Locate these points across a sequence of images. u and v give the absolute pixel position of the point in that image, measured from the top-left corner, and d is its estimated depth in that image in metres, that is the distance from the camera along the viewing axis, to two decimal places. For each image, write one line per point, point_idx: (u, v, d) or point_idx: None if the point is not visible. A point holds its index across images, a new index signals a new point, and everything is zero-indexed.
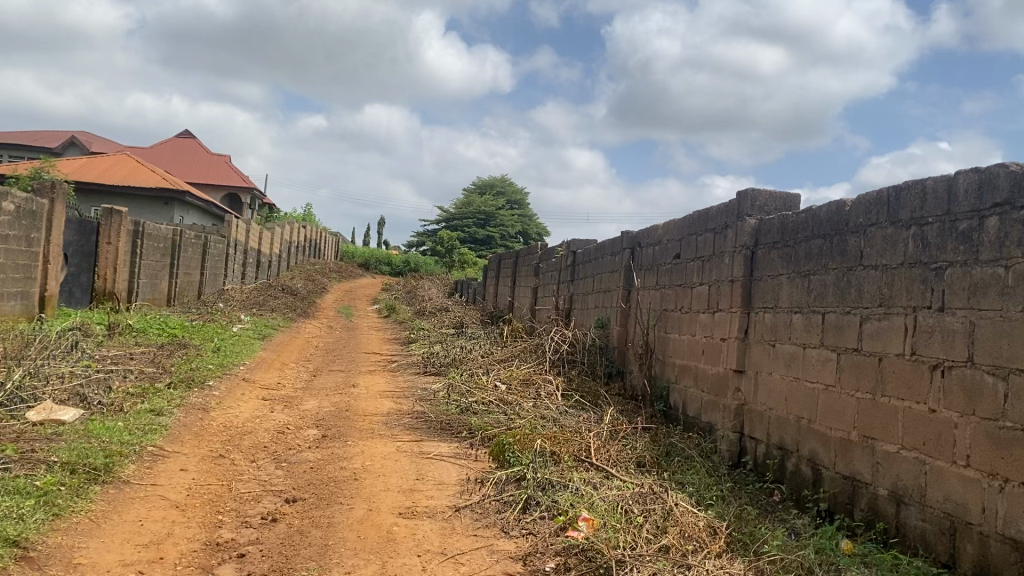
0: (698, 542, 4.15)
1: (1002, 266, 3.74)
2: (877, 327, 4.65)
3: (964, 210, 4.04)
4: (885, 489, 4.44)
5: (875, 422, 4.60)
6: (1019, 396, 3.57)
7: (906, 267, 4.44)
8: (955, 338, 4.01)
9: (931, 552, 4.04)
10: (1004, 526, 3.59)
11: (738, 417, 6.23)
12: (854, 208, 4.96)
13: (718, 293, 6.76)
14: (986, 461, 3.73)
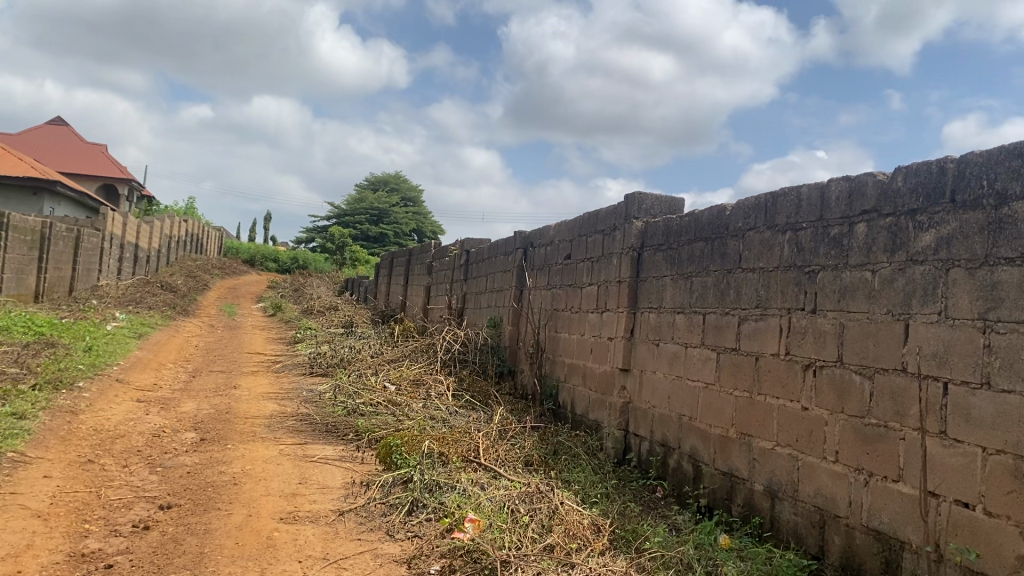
0: (582, 541, 4.19)
1: (869, 270, 3.92)
2: (754, 327, 4.81)
3: (835, 216, 4.22)
4: (761, 485, 4.60)
5: (752, 419, 4.76)
6: (883, 394, 3.75)
7: (781, 270, 4.61)
8: (825, 339, 4.19)
9: (802, 544, 4.21)
10: (869, 518, 3.76)
11: (624, 415, 6.35)
12: (734, 212, 5.12)
13: (606, 293, 6.87)
14: (853, 456, 3.91)
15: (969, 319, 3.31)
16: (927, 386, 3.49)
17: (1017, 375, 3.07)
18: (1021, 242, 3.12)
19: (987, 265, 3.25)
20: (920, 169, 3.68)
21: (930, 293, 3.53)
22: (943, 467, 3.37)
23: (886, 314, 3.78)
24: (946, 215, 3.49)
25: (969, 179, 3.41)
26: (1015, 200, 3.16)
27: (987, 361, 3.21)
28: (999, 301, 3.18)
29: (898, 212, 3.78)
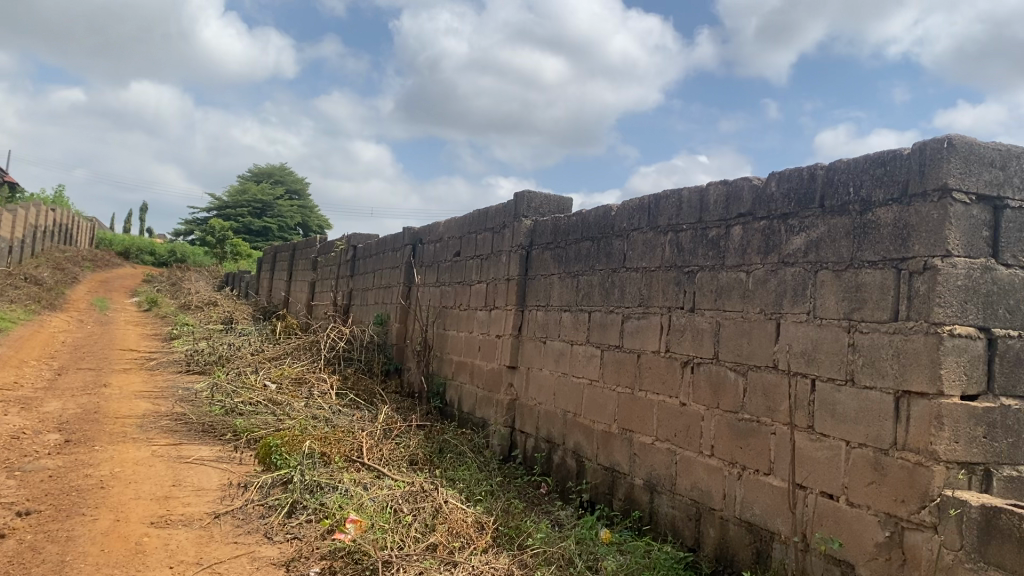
0: (465, 539, 4.18)
1: (744, 271, 4.06)
2: (636, 325, 4.92)
3: (714, 218, 4.35)
4: (641, 479, 4.71)
5: (633, 415, 4.86)
6: (756, 390, 3.89)
7: (663, 269, 4.73)
8: (703, 337, 4.31)
9: (679, 537, 4.32)
10: (741, 510, 3.90)
11: (510, 412, 6.38)
12: (619, 212, 5.21)
13: (494, 291, 6.88)
14: (727, 451, 4.04)
15: (835, 319, 3.47)
16: (796, 382, 3.64)
17: (878, 372, 3.23)
18: (883, 246, 3.28)
19: (853, 267, 3.41)
20: (792, 175, 3.83)
21: (801, 293, 3.69)
22: (811, 460, 3.52)
23: (759, 313, 3.93)
24: (816, 219, 3.65)
25: (836, 186, 3.57)
26: (878, 206, 3.32)
27: (851, 358, 3.37)
28: (862, 301, 3.34)
29: (772, 215, 3.93)
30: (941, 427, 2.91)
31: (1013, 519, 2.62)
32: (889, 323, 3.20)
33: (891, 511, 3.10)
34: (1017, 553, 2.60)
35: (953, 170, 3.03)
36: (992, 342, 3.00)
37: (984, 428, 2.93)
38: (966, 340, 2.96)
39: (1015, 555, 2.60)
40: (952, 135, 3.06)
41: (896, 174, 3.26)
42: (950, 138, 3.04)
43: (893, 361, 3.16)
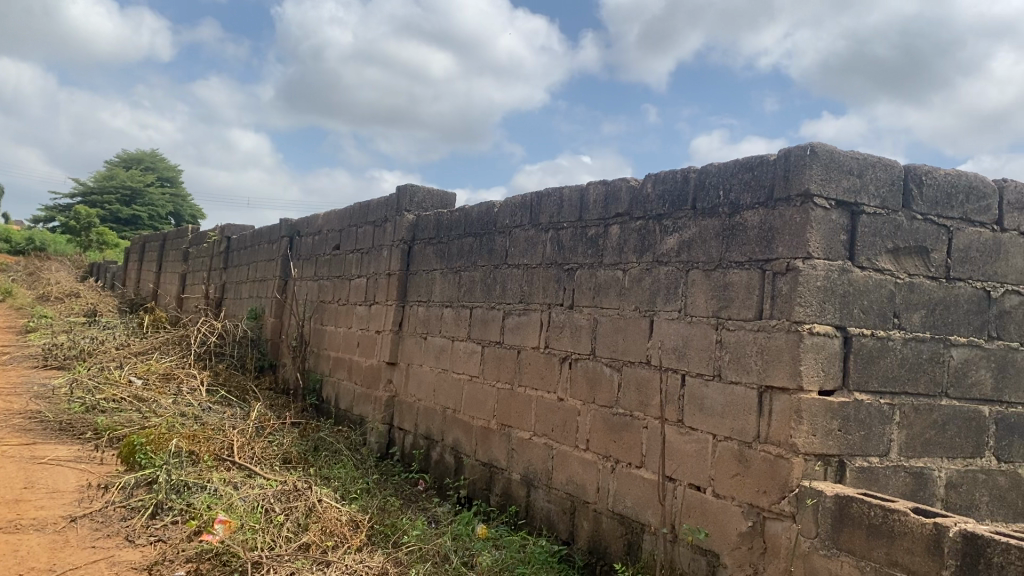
0: (339, 538, 4.11)
1: (621, 269, 4.15)
2: (516, 322, 4.96)
3: (593, 217, 4.42)
4: (518, 474, 4.75)
5: (511, 410, 4.90)
6: (630, 385, 3.98)
7: (544, 267, 4.78)
8: (581, 333, 4.39)
9: (553, 531, 4.39)
10: (614, 503, 3.99)
11: (389, 409, 6.31)
12: (501, 209, 5.23)
13: (374, 287, 6.79)
14: (602, 445, 4.12)
15: (705, 317, 3.60)
16: (668, 377, 3.75)
17: (743, 368, 3.36)
18: (749, 247, 3.42)
19: (721, 267, 3.54)
20: (667, 177, 3.93)
21: (673, 292, 3.80)
22: (680, 453, 3.64)
23: (634, 311, 4.03)
24: (688, 221, 3.77)
25: (708, 189, 3.68)
26: (746, 209, 3.46)
27: (719, 354, 3.49)
28: (730, 300, 3.47)
29: (648, 216, 4.03)
30: (800, 420, 3.06)
31: (864, 507, 2.78)
32: (754, 321, 3.33)
33: (754, 502, 3.23)
34: (867, 539, 2.76)
35: (815, 176, 3.17)
36: (847, 340, 3.16)
37: (839, 422, 3.09)
38: (825, 338, 3.11)
39: (865, 542, 2.77)
40: (814, 143, 3.19)
41: (763, 178, 3.40)
42: (813, 145, 3.18)
43: (757, 358, 3.29)
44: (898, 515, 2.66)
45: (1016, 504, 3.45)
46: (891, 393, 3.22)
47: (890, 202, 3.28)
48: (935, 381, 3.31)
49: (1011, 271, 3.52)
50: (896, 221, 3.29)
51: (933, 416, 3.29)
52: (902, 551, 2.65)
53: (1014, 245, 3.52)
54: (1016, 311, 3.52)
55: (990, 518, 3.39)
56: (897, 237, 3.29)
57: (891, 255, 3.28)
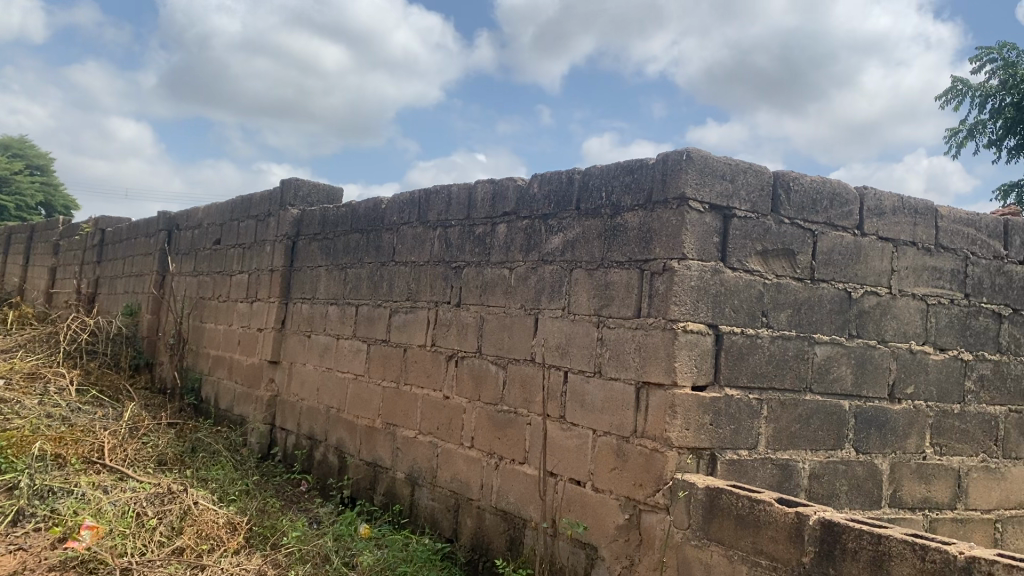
0: (215, 541, 4.00)
1: (507, 268, 4.19)
2: (403, 319, 4.93)
3: (480, 215, 4.44)
4: (402, 473, 4.72)
5: (397, 409, 4.87)
6: (514, 382, 4.03)
7: (431, 264, 4.77)
8: (467, 331, 4.40)
9: (437, 529, 4.39)
10: (497, 500, 4.02)
11: (271, 408, 6.17)
12: (389, 206, 5.18)
13: (257, 283, 6.62)
14: (486, 442, 4.15)
15: (587, 315, 3.67)
16: (551, 374, 3.81)
17: (622, 365, 3.45)
18: (629, 247, 3.51)
19: (603, 267, 3.62)
20: (552, 176, 3.99)
21: (557, 291, 3.86)
22: (562, 449, 3.70)
23: (519, 309, 4.07)
24: (572, 221, 3.84)
25: (591, 190, 3.76)
26: (626, 211, 3.55)
27: (600, 351, 3.57)
28: (611, 299, 3.56)
29: (534, 215, 4.07)
30: (675, 415, 3.17)
31: (732, 498, 2.91)
32: (633, 319, 3.42)
33: (630, 495, 3.32)
34: (735, 529, 2.88)
35: (690, 180, 3.28)
36: (719, 337, 3.29)
37: (711, 416, 3.21)
38: (698, 336, 3.23)
39: (732, 531, 2.89)
40: (690, 148, 3.30)
41: (643, 181, 3.50)
42: (688, 150, 3.29)
43: (635, 354, 3.39)
44: (763, 505, 2.79)
45: (873, 492, 3.65)
46: (759, 389, 3.37)
47: (760, 206, 3.43)
48: (800, 377, 3.48)
49: (870, 273, 3.72)
50: (765, 225, 3.44)
51: (797, 410, 3.46)
52: (766, 540, 2.77)
53: (873, 249, 3.73)
54: (874, 311, 3.73)
55: (849, 506, 3.58)
56: (766, 240, 3.44)
57: (760, 257, 3.43)
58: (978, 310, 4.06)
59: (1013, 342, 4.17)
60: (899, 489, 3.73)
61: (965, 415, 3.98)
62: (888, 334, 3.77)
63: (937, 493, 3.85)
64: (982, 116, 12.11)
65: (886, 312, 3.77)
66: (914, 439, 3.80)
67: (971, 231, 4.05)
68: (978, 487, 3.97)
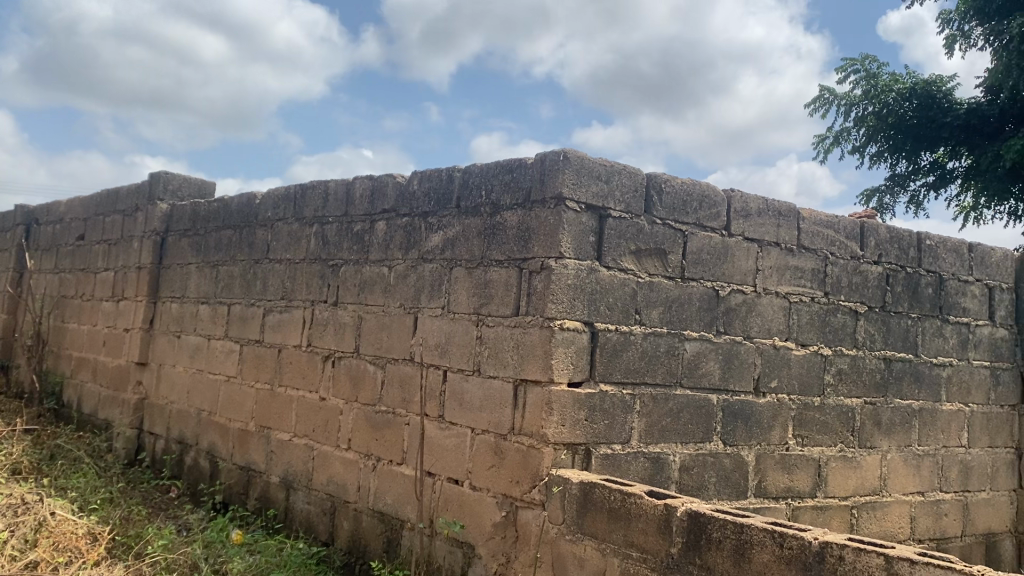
0: (73, 553, 3.79)
1: (386, 265, 4.14)
2: (278, 319, 4.80)
3: (358, 212, 4.37)
4: (277, 477, 4.60)
5: (271, 411, 4.74)
6: (392, 383, 3.98)
7: (307, 262, 4.66)
8: (344, 330, 4.33)
9: (313, 532, 4.30)
10: (374, 501, 3.97)
11: (138, 412, 5.90)
12: (263, 201, 5.04)
13: (123, 281, 6.31)
14: (364, 443, 4.09)
15: (466, 313, 3.67)
16: (429, 373, 3.79)
17: (500, 363, 3.46)
18: (508, 246, 3.52)
19: (482, 265, 3.62)
20: (431, 174, 3.96)
21: (437, 289, 3.84)
22: (440, 448, 3.68)
23: (398, 307, 4.03)
24: (452, 219, 3.82)
25: (470, 188, 3.75)
26: (505, 210, 3.56)
27: (478, 350, 3.57)
28: (490, 297, 3.56)
29: (413, 213, 4.04)
30: (551, 411, 3.20)
31: (604, 492, 2.96)
32: (511, 317, 3.44)
33: (507, 492, 3.34)
34: (607, 523, 2.94)
35: (567, 180, 3.32)
36: (595, 335, 3.34)
37: (585, 412, 3.27)
38: (573, 333, 3.28)
39: (605, 525, 2.94)
40: (567, 148, 3.34)
41: (521, 180, 3.51)
42: (565, 150, 3.33)
43: (513, 352, 3.40)
44: (634, 498, 2.85)
45: (739, 483, 3.80)
46: (632, 385, 3.44)
47: (633, 207, 3.51)
48: (670, 372, 3.58)
49: (737, 272, 3.87)
50: (638, 225, 3.52)
51: (668, 404, 3.55)
52: (637, 532, 2.84)
53: (739, 249, 3.88)
54: (740, 309, 3.88)
55: (716, 497, 3.70)
56: (639, 240, 3.52)
57: (633, 256, 3.51)
58: (836, 307, 4.28)
59: (868, 338, 4.42)
60: (764, 479, 3.89)
61: (824, 408, 4.18)
62: (753, 331, 3.93)
63: (798, 483, 4.03)
64: (846, 124, 12.80)
65: (752, 309, 3.92)
66: (778, 431, 3.97)
67: (830, 233, 4.26)
68: (836, 475, 4.19)
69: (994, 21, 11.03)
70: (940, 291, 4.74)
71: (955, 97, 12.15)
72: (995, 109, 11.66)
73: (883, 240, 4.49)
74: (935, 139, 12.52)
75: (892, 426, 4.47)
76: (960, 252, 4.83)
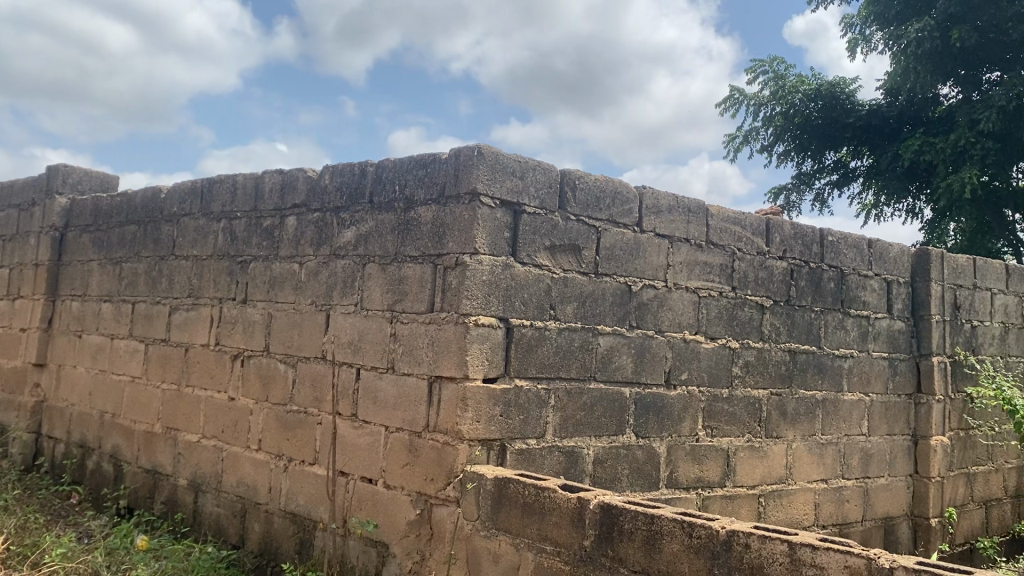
0: None
1: (297, 262, 4.06)
2: (184, 317, 4.66)
3: (268, 207, 4.27)
4: (185, 479, 4.47)
5: (178, 413, 4.60)
6: (304, 382, 3.91)
7: (214, 258, 4.54)
8: (253, 329, 4.23)
9: (222, 535, 4.19)
10: (286, 502, 3.89)
11: (36, 416, 5.65)
12: (169, 196, 4.88)
13: (19, 279, 6.02)
14: (275, 444, 4.00)
15: (379, 310, 3.62)
16: (341, 371, 3.74)
17: (414, 360, 3.43)
18: (422, 242, 3.49)
19: (396, 262, 3.58)
20: (343, 169, 3.90)
21: (349, 285, 3.78)
22: (353, 447, 3.63)
23: (310, 304, 3.95)
24: (364, 214, 3.77)
25: (383, 183, 3.71)
26: (419, 205, 3.53)
27: (392, 347, 3.54)
28: (404, 293, 3.53)
29: (325, 208, 3.97)
30: (466, 408, 3.19)
31: (518, 487, 2.97)
32: (425, 314, 3.42)
33: (421, 490, 3.32)
34: (521, 517, 2.95)
35: (481, 176, 3.31)
36: (509, 330, 3.35)
37: (500, 407, 3.27)
38: (488, 329, 3.28)
39: (519, 520, 2.95)
40: (481, 143, 3.33)
41: (435, 176, 3.49)
42: (479, 146, 3.32)
43: (427, 349, 3.38)
44: (548, 492, 2.87)
45: (652, 475, 3.86)
46: (547, 379, 3.47)
47: (548, 203, 3.53)
48: (585, 366, 3.62)
49: (648, 268, 3.93)
50: (552, 221, 3.54)
51: (582, 398, 3.59)
52: (550, 526, 2.85)
53: (650, 244, 3.94)
54: (652, 303, 3.94)
55: (629, 489, 3.76)
56: (553, 236, 3.54)
57: (548, 252, 3.53)
58: (743, 301, 4.40)
59: (774, 331, 4.55)
60: (675, 470, 3.97)
61: (732, 399, 4.29)
62: (664, 325, 4.00)
63: (708, 473, 4.13)
64: (755, 123, 13.17)
65: (663, 303, 3.99)
66: (688, 423, 4.06)
67: (737, 229, 4.38)
68: (743, 465, 4.30)
69: (892, 26, 11.51)
70: (841, 285, 4.92)
71: (857, 99, 12.66)
72: (895, 110, 12.24)
73: (787, 236, 4.63)
74: (838, 139, 12.97)
75: (797, 416, 4.62)
76: (860, 248, 5.02)
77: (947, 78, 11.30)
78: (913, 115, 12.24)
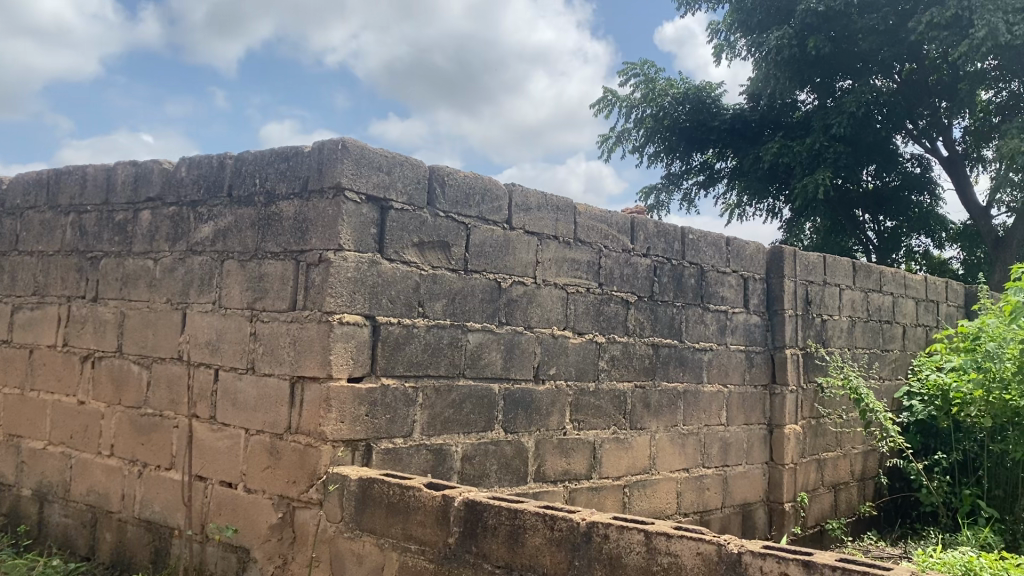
0: None
1: (151, 258, 3.88)
2: (28, 317, 4.38)
3: (121, 201, 4.06)
4: (29, 489, 4.20)
5: (21, 419, 4.31)
6: (159, 384, 3.74)
7: (62, 254, 4.28)
8: (104, 329, 4.01)
9: (70, 547, 3.96)
10: (140, 510, 3.72)
11: None
12: (11, 187, 4.57)
13: None
14: (128, 449, 3.81)
15: (239, 309, 3.51)
16: (199, 372, 3.60)
17: (276, 360, 3.34)
18: (284, 238, 3.40)
19: (256, 258, 3.47)
20: (201, 161, 3.75)
21: (206, 283, 3.64)
22: (211, 451, 3.50)
23: (165, 303, 3.78)
24: (223, 209, 3.64)
25: (243, 176, 3.59)
26: (281, 200, 3.44)
27: (252, 347, 3.43)
28: (265, 291, 3.42)
29: (181, 202, 3.81)
30: (330, 408, 3.13)
31: (383, 487, 2.93)
32: (288, 313, 3.32)
33: (283, 493, 3.23)
34: (386, 517, 2.91)
35: (346, 171, 3.25)
36: (376, 328, 3.30)
37: (366, 407, 3.22)
38: (353, 327, 3.22)
39: (383, 519, 2.92)
40: (346, 137, 3.27)
41: (298, 169, 3.40)
42: (344, 140, 3.26)
43: (290, 348, 3.29)
44: (413, 491, 2.85)
45: (520, 469, 3.90)
46: (415, 377, 3.44)
47: (415, 199, 3.50)
48: (453, 363, 3.61)
49: (517, 265, 3.96)
50: (420, 217, 3.51)
51: (450, 395, 3.58)
52: (415, 525, 2.83)
53: (519, 241, 3.97)
54: (521, 300, 3.98)
55: (497, 484, 3.78)
56: (421, 232, 3.52)
57: (416, 249, 3.50)
58: (609, 297, 4.49)
59: (638, 326, 4.67)
60: (543, 464, 4.02)
61: (599, 393, 4.38)
62: (533, 322, 4.04)
63: (575, 466, 4.20)
64: (627, 124, 13.52)
65: (532, 300, 4.03)
66: (556, 417, 4.11)
67: (603, 227, 4.47)
68: (609, 457, 4.40)
69: (755, 33, 12.03)
70: (701, 281, 5.10)
71: (722, 103, 13.18)
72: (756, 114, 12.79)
73: (651, 234, 4.77)
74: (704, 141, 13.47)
75: (660, 408, 4.76)
76: (719, 246, 5.22)
77: (803, 85, 11.96)
78: (774, 119, 12.85)
